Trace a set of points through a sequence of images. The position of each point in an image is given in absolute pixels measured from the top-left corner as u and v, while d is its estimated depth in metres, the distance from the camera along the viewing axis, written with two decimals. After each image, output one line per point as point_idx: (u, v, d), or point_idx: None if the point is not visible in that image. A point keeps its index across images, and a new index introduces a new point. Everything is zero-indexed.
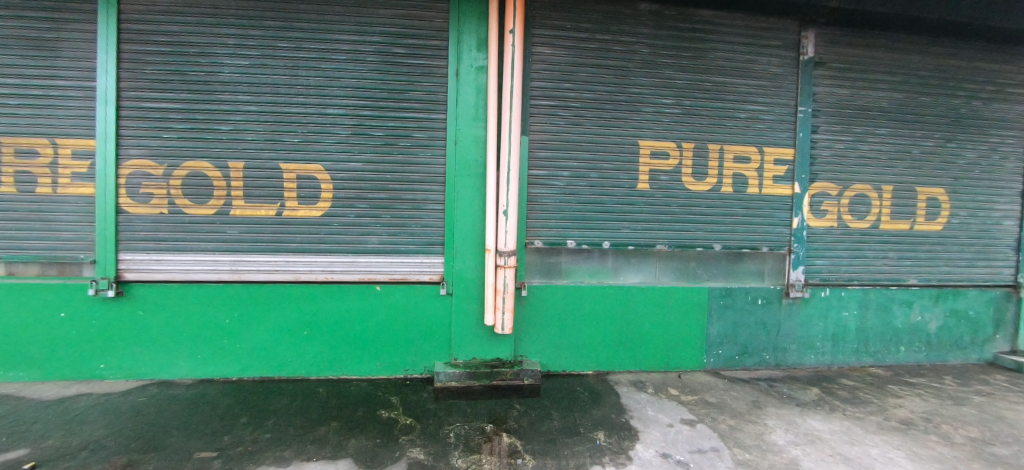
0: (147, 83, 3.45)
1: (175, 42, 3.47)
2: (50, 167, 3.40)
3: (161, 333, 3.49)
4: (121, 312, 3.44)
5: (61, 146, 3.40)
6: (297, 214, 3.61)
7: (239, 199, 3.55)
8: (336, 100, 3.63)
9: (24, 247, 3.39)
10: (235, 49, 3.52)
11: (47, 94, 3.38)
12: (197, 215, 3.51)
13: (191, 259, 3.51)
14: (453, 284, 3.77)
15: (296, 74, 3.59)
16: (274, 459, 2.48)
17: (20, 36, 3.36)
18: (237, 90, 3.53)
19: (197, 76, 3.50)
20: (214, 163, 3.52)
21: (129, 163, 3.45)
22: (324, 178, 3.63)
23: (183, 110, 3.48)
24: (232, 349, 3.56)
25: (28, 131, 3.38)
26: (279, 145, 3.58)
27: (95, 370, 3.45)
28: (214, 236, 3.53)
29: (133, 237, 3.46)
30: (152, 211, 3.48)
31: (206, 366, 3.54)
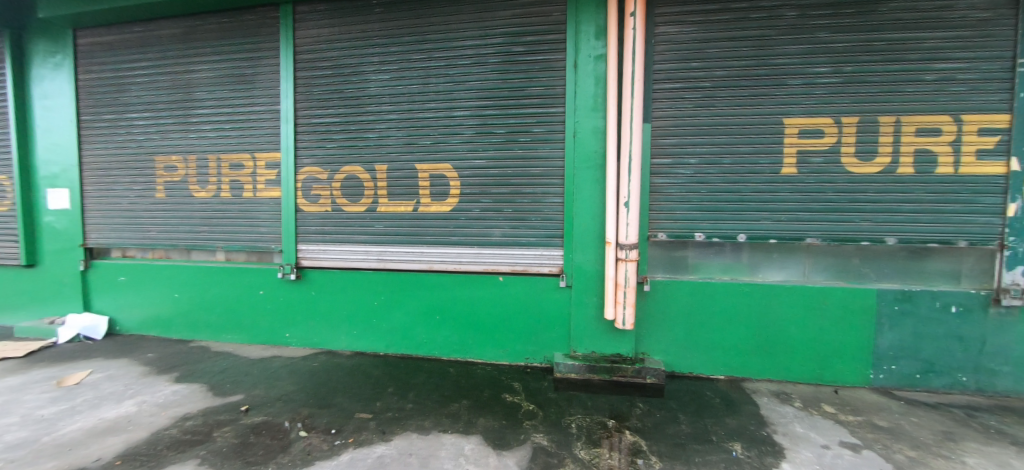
0: (315, 103, 4.13)
1: (335, 65, 4.09)
2: (252, 176, 4.28)
3: (328, 310, 4.15)
4: (299, 292, 4.19)
5: (258, 159, 4.26)
6: (430, 210, 3.97)
7: (384, 198, 4.03)
8: (462, 103, 3.90)
9: (237, 239, 4.33)
10: (379, 65, 4.01)
11: (249, 117, 4.26)
12: (353, 212, 4.09)
13: (348, 250, 4.11)
14: (573, 277, 3.77)
15: (429, 82, 3.94)
16: (417, 427, 2.77)
17: (230, 74, 4.29)
18: (381, 102, 4.02)
19: (351, 92, 4.07)
20: (364, 167, 4.06)
21: (304, 170, 4.17)
22: (453, 176, 3.93)
23: (341, 123, 4.09)
24: (380, 328, 4.08)
25: (237, 148, 4.30)
26: (416, 148, 3.97)
27: (283, 338, 4.26)
28: (366, 230, 4.07)
29: (307, 231, 4.18)
30: (320, 209, 4.15)
31: (361, 341, 4.12)
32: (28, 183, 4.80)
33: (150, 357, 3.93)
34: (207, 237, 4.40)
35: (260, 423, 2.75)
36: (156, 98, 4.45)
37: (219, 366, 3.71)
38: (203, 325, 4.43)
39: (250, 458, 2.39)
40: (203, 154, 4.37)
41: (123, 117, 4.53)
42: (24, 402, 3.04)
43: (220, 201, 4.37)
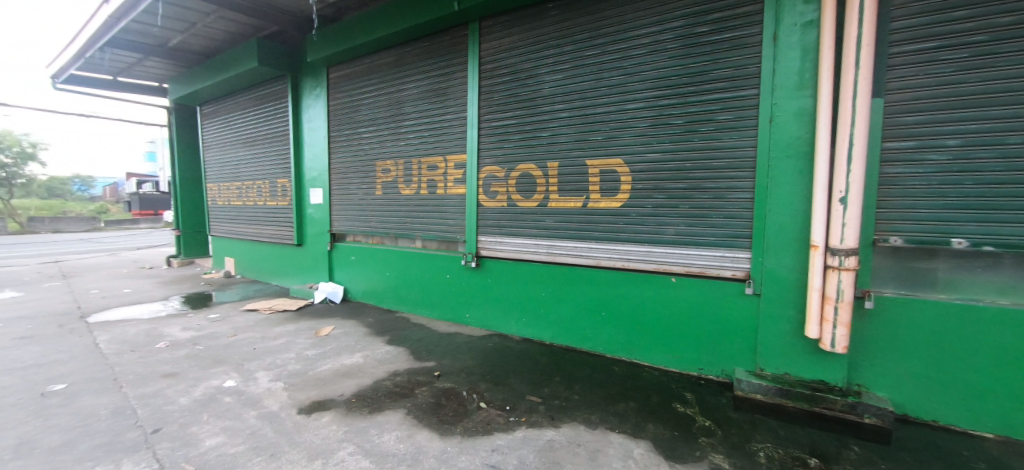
0: (496, 107, 4.51)
1: (513, 71, 4.39)
2: (444, 176, 4.94)
3: (501, 297, 4.53)
4: (478, 278, 4.68)
5: (449, 161, 4.88)
6: (599, 206, 3.94)
7: (555, 194, 4.17)
8: (637, 95, 3.74)
9: (431, 229, 5.07)
10: (553, 66, 4.16)
11: (443, 124, 4.91)
12: (526, 207, 4.35)
13: (520, 243, 4.39)
14: (763, 283, 3.27)
15: (601, 77, 3.90)
16: (584, 420, 2.80)
17: (430, 88, 5.01)
18: (555, 101, 4.15)
19: (527, 95, 4.31)
20: (537, 164, 4.27)
21: (484, 169, 4.61)
22: (624, 171, 3.82)
23: (517, 124, 4.38)
24: (547, 318, 4.26)
25: (434, 152, 5.01)
26: (586, 144, 3.99)
27: (464, 318, 4.82)
28: (537, 224, 4.29)
29: (485, 224, 4.62)
30: (497, 204, 4.54)
31: (529, 328, 4.38)
32: (299, 185, 6.54)
33: (369, 322, 4.91)
34: (410, 227, 5.26)
35: (449, 388, 3.16)
36: (377, 115, 5.50)
37: (417, 335, 4.41)
38: (406, 299, 5.33)
39: (443, 417, 2.76)
40: (408, 159, 5.24)
41: (356, 131, 5.74)
42: (297, 344, 4.13)
43: (420, 197, 5.17)
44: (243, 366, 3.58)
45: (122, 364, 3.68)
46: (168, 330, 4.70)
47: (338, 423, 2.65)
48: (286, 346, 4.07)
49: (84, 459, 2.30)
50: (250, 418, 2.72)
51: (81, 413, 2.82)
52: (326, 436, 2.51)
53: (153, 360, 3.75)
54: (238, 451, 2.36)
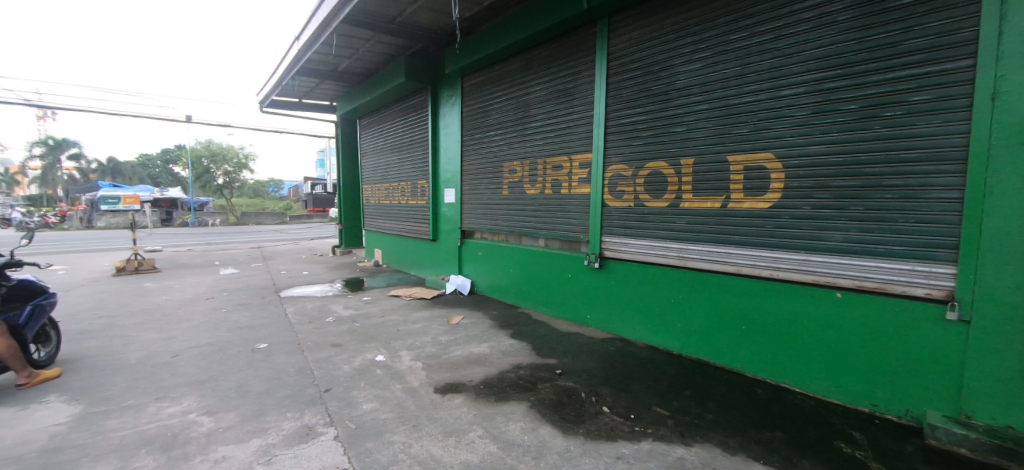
0: (624, 103, 4.35)
1: (644, 64, 4.18)
2: (568, 175, 4.94)
3: (625, 300, 4.37)
4: (601, 279, 4.58)
5: (574, 161, 4.87)
6: (742, 206, 3.53)
7: (688, 193, 3.86)
8: (794, 80, 3.25)
9: (554, 229, 5.12)
10: (691, 55, 3.84)
11: (569, 124, 4.91)
12: (655, 208, 4.11)
13: (647, 245, 4.17)
14: (974, 308, 2.56)
15: (749, 62, 3.48)
16: (720, 443, 2.53)
17: (556, 89, 5.06)
18: (691, 93, 3.84)
19: (659, 88, 4.06)
20: (669, 162, 4.00)
21: (611, 168, 4.48)
22: (775, 168, 3.35)
23: (647, 120, 4.15)
24: (675, 326, 3.97)
25: (559, 152, 5.05)
26: (728, 139, 3.60)
27: (585, 318, 4.78)
28: (667, 226, 4.02)
29: (610, 224, 4.50)
30: (623, 204, 4.38)
31: (654, 335, 4.15)
32: (436, 186, 7.20)
33: (494, 315, 5.18)
34: (533, 226, 5.40)
35: (570, 388, 3.16)
36: (506, 119, 5.76)
37: (538, 332, 4.51)
38: (528, 296, 5.50)
39: (565, 415, 2.77)
40: (534, 160, 5.38)
41: (486, 135, 6.10)
42: (432, 329, 4.56)
43: (544, 197, 5.27)
44: (390, 344, 4.08)
45: (303, 332, 4.50)
46: (334, 308, 5.61)
47: (468, 406, 2.85)
48: (424, 330, 4.52)
49: (279, 405, 2.87)
50: (396, 391, 3.08)
51: (277, 368, 3.52)
52: (458, 416, 2.72)
53: (325, 332, 4.50)
54: (387, 418, 2.69)
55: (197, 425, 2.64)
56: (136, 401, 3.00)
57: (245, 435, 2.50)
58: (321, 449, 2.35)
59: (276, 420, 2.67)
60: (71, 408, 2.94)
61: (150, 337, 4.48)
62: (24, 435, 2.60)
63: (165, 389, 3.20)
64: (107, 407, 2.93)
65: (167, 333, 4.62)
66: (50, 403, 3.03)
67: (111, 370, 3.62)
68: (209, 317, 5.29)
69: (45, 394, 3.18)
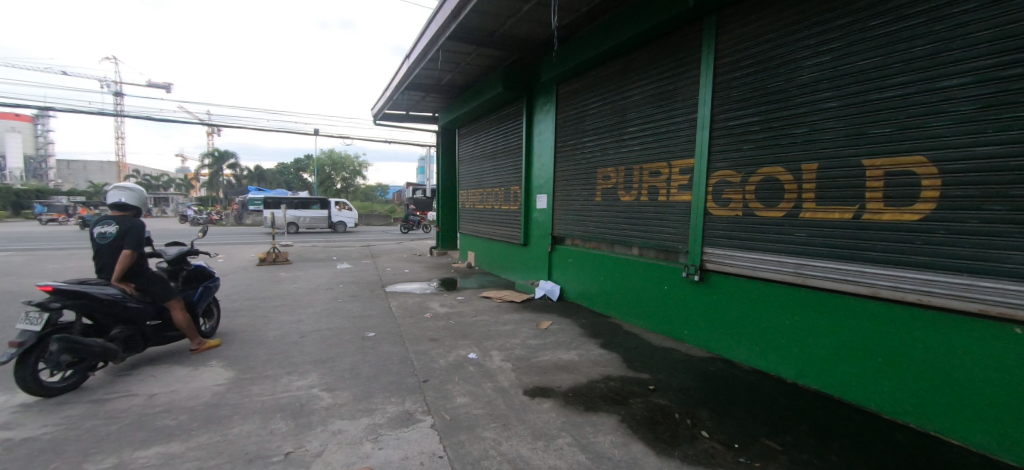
0: (733, 104, 4.00)
1: (758, 61, 3.80)
2: (667, 182, 4.69)
3: (728, 317, 4.02)
4: (701, 293, 4.26)
5: (674, 166, 4.61)
6: (881, 218, 3.03)
7: (810, 202, 3.43)
8: (957, 68, 2.71)
9: (650, 238, 4.90)
10: (817, 47, 3.40)
11: (669, 129, 4.67)
12: (767, 218, 3.72)
13: (757, 258, 3.78)
14: None
15: (895, 50, 2.98)
16: None
17: (656, 93, 4.85)
18: (817, 89, 3.39)
19: (775, 86, 3.66)
20: (787, 167, 3.58)
21: (716, 174, 4.13)
22: (927, 173, 2.82)
23: (761, 121, 3.77)
24: (791, 351, 3.54)
25: (657, 157, 4.82)
26: (863, 140, 3.12)
27: (682, 333, 4.48)
28: (782, 238, 3.61)
29: (713, 235, 4.16)
30: (729, 213, 4.02)
31: (763, 358, 3.74)
32: (529, 192, 7.33)
33: (583, 323, 5.11)
34: (628, 234, 5.23)
35: (663, 406, 2.98)
36: (601, 124, 5.66)
37: (630, 344, 4.34)
38: (619, 306, 5.33)
39: (659, 434, 2.63)
40: (630, 166, 5.21)
41: (580, 141, 6.06)
42: (522, 332, 4.64)
43: (640, 204, 5.07)
44: (481, 343, 4.24)
45: (405, 325, 4.88)
46: (432, 305, 6.00)
47: (557, 412, 2.84)
48: (514, 333, 4.62)
49: (384, 389, 3.15)
50: (487, 388, 3.19)
51: (383, 356, 3.87)
52: (547, 420, 2.73)
53: (423, 326, 4.84)
54: (479, 414, 2.80)
55: (319, 398, 3.01)
56: (273, 372, 3.52)
57: (356, 413, 2.79)
58: (420, 435, 2.52)
59: (382, 403, 2.92)
60: (227, 373, 3.54)
61: (284, 319, 5.21)
62: (194, 391, 3.19)
63: (294, 364, 3.69)
64: (252, 375, 3.48)
65: (296, 316, 5.35)
66: (213, 367, 3.69)
67: (255, 344, 4.29)
68: (329, 305, 6.00)
69: (209, 359, 3.88)
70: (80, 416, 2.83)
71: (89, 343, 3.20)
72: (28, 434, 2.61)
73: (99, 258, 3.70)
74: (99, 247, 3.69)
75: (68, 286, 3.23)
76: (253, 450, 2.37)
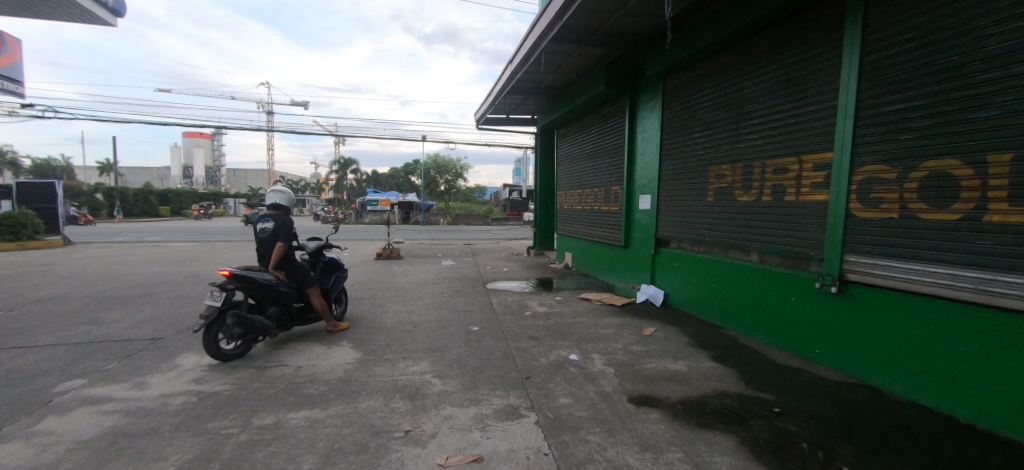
0: (886, 87, 3.39)
1: (922, 33, 3.16)
2: (796, 180, 4.16)
3: (876, 338, 3.41)
4: (840, 308, 3.69)
5: (805, 162, 4.07)
6: None
7: (1001, 201, 2.75)
8: None
9: (773, 242, 4.39)
10: (1012, 9, 2.72)
11: (799, 120, 4.14)
12: (936, 221, 3.08)
13: (920, 270, 3.15)
14: None
15: None
16: None
17: (784, 81, 4.33)
18: (1012, 62, 2.72)
19: (950, 62, 3.01)
20: (965, 159, 2.92)
21: (863, 169, 3.53)
22: None
23: (927, 106, 3.13)
24: (967, 385, 2.88)
25: (784, 153, 4.30)
26: None
27: (813, 352, 3.93)
28: (957, 246, 2.96)
29: (857, 240, 3.58)
30: (879, 216, 3.42)
31: (925, 390, 3.11)
32: (631, 192, 7.07)
33: (692, 332, 4.77)
34: (746, 238, 4.75)
35: (791, 432, 2.65)
36: (715, 118, 5.23)
37: (747, 359, 3.93)
38: (734, 316, 4.87)
39: (788, 464, 2.33)
40: (749, 162, 4.73)
41: (690, 138, 5.67)
42: (624, 337, 4.49)
43: (761, 205, 4.57)
44: (582, 345, 4.19)
45: (506, 322, 5.03)
46: (531, 304, 6.10)
47: (665, 425, 2.69)
48: (615, 337, 4.48)
49: (489, 382, 3.28)
50: (590, 391, 3.14)
51: (487, 349, 4.04)
52: (654, 432, 2.59)
53: (524, 324, 4.94)
54: (582, 416, 2.77)
55: (431, 384, 3.24)
56: (391, 356, 3.89)
57: (464, 401, 2.95)
58: (524, 430, 2.58)
59: (487, 395, 3.05)
60: (355, 353, 4.00)
61: (398, 308, 5.74)
62: (330, 366, 3.66)
63: (410, 351, 4.03)
64: (374, 357, 3.88)
65: (409, 307, 5.85)
66: (344, 347, 4.20)
67: (376, 330, 4.78)
68: (436, 298, 6.45)
69: (341, 340, 4.42)
70: (249, 379, 3.42)
71: (253, 319, 3.87)
72: (214, 389, 3.23)
73: (261, 249, 4.44)
74: (260, 240, 4.43)
75: (240, 272, 3.94)
76: (379, 425, 2.64)
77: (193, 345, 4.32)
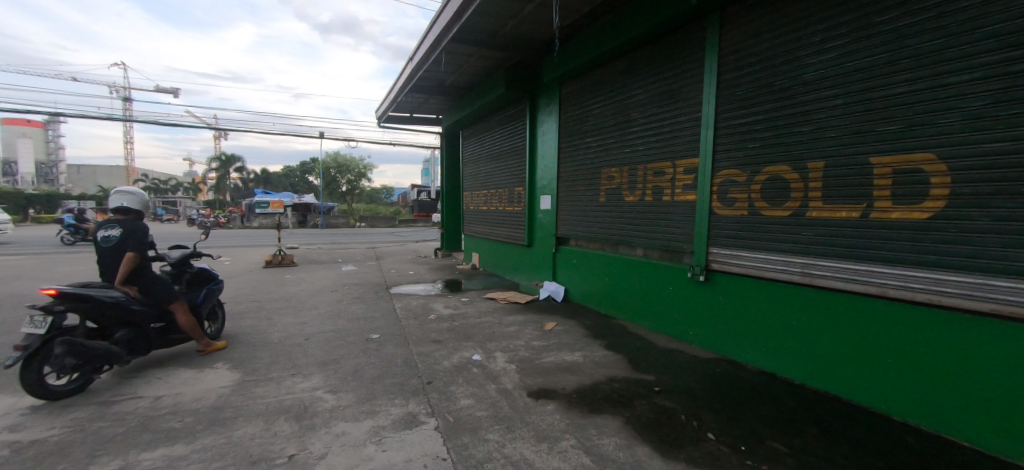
0: (737, 103, 3.95)
1: (762, 58, 3.75)
2: (671, 181, 4.66)
3: (734, 318, 3.98)
4: (707, 294, 4.22)
5: (678, 166, 4.58)
6: (890, 216, 2.97)
7: (818, 201, 3.37)
8: (963, 64, 2.65)
9: (654, 238, 4.87)
10: (821, 44, 3.34)
11: (672, 128, 4.64)
12: (774, 217, 3.67)
13: (764, 258, 3.73)
14: None
15: (901, 47, 2.92)
16: None
17: (659, 93, 4.82)
18: (821, 87, 3.34)
19: (780, 84, 3.61)
20: (793, 166, 3.53)
21: (721, 173, 4.09)
22: (936, 171, 2.75)
23: (765, 120, 3.72)
24: (798, 352, 3.49)
25: (661, 157, 4.80)
26: (870, 137, 3.07)
27: (687, 334, 4.45)
28: (789, 238, 3.57)
29: (718, 234, 4.13)
30: (734, 213, 3.99)
31: (770, 359, 3.70)
32: (533, 193, 7.33)
33: (588, 324, 5.09)
34: (632, 234, 5.19)
35: (669, 407, 2.96)
36: (604, 124, 5.64)
37: (635, 345, 4.32)
38: (624, 306, 5.30)
39: (663, 437, 2.59)
40: (634, 166, 5.19)
41: (583, 141, 6.04)
42: (526, 333, 4.63)
43: (643, 204, 5.04)
44: (485, 344, 4.23)
45: (408, 326, 4.88)
46: (436, 306, 6.00)
47: (561, 414, 2.82)
48: (518, 334, 4.61)
49: (387, 391, 3.14)
50: (491, 390, 3.18)
51: (386, 357, 3.88)
52: (550, 422, 2.71)
53: (427, 327, 4.83)
54: (483, 415, 2.79)
55: (323, 400, 3.01)
56: (277, 374, 3.53)
57: (359, 415, 2.79)
58: (423, 437, 2.52)
59: (385, 405, 2.92)
60: (231, 375, 3.55)
61: (288, 320, 5.24)
62: (199, 393, 3.20)
63: (298, 366, 3.70)
64: (256, 377, 3.49)
65: (301, 318, 5.38)
66: (218, 369, 3.70)
67: (260, 346, 4.30)
68: (333, 307, 6.03)
69: (215, 362, 3.89)
70: (86, 418, 2.84)
71: (93, 345, 3.22)
72: (35, 436, 2.62)
73: (103, 260, 3.72)
74: (101, 251, 3.71)
75: (71, 289, 3.25)
76: (257, 453, 2.37)
77: (7, 384, 3.47)
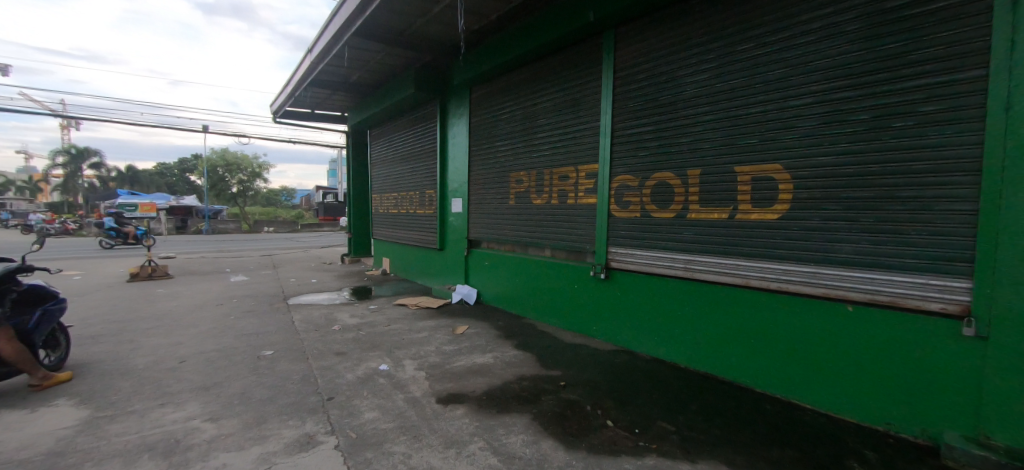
0: (629, 114, 4.31)
1: (650, 75, 4.14)
2: (575, 185, 4.93)
3: (630, 312, 4.32)
4: (607, 291, 4.54)
5: (580, 171, 4.86)
6: (750, 217, 3.46)
7: (695, 204, 3.80)
8: (799, 90, 3.17)
9: (561, 239, 5.10)
10: (696, 66, 3.79)
11: (575, 135, 4.91)
12: (662, 218, 4.06)
13: (654, 256, 4.11)
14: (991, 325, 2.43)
15: (756, 72, 3.41)
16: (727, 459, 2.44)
17: (563, 101, 5.07)
18: (697, 103, 3.78)
19: (664, 99, 4.02)
20: (676, 173, 3.95)
21: (618, 178, 4.42)
22: (782, 178, 3.27)
23: (653, 130, 4.11)
24: (683, 339, 3.90)
25: (565, 162, 5.05)
26: (734, 149, 3.54)
27: (591, 329, 4.73)
28: (673, 237, 3.97)
29: (616, 235, 4.45)
30: (629, 215, 4.33)
31: (660, 347, 4.08)
32: (444, 195, 7.25)
33: (499, 325, 5.16)
34: (540, 236, 5.39)
35: (573, 400, 3.11)
36: (513, 129, 5.78)
37: (543, 343, 4.47)
38: (533, 306, 5.47)
39: (566, 429, 2.72)
40: (540, 170, 5.39)
41: (493, 145, 6.13)
42: (437, 339, 4.55)
43: (550, 207, 5.26)
44: (393, 353, 4.07)
45: (308, 340, 4.52)
46: (340, 316, 5.64)
47: (470, 417, 2.82)
48: (428, 340, 4.51)
49: (281, 412, 2.87)
50: (397, 400, 3.07)
51: (281, 375, 3.54)
52: (459, 427, 2.69)
53: (330, 339, 4.51)
54: (388, 427, 2.68)
55: (200, 431, 2.65)
56: (141, 406, 3.03)
57: (245, 442, 2.51)
58: (320, 458, 2.34)
59: (277, 428, 2.66)
60: (77, 412, 2.97)
61: (158, 342, 4.53)
62: (30, 438, 2.63)
63: (169, 394, 3.22)
64: (112, 411, 2.96)
65: (175, 338, 4.69)
66: (58, 406, 3.07)
67: (119, 374, 3.66)
68: (217, 323, 5.35)
69: (54, 398, 3.22)
70: None
71: None
72: None
73: None
74: None
75: None
76: None
77: None
